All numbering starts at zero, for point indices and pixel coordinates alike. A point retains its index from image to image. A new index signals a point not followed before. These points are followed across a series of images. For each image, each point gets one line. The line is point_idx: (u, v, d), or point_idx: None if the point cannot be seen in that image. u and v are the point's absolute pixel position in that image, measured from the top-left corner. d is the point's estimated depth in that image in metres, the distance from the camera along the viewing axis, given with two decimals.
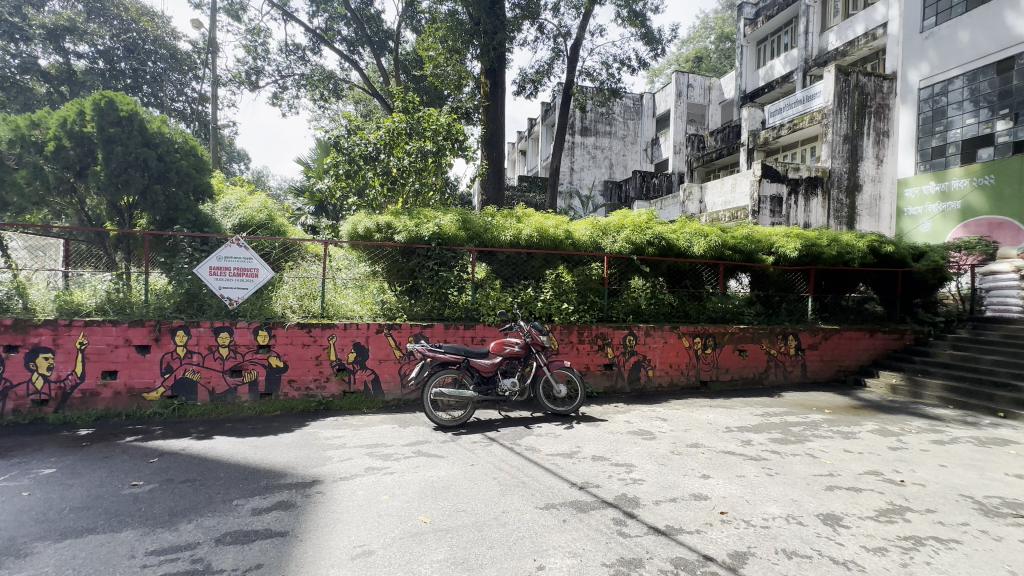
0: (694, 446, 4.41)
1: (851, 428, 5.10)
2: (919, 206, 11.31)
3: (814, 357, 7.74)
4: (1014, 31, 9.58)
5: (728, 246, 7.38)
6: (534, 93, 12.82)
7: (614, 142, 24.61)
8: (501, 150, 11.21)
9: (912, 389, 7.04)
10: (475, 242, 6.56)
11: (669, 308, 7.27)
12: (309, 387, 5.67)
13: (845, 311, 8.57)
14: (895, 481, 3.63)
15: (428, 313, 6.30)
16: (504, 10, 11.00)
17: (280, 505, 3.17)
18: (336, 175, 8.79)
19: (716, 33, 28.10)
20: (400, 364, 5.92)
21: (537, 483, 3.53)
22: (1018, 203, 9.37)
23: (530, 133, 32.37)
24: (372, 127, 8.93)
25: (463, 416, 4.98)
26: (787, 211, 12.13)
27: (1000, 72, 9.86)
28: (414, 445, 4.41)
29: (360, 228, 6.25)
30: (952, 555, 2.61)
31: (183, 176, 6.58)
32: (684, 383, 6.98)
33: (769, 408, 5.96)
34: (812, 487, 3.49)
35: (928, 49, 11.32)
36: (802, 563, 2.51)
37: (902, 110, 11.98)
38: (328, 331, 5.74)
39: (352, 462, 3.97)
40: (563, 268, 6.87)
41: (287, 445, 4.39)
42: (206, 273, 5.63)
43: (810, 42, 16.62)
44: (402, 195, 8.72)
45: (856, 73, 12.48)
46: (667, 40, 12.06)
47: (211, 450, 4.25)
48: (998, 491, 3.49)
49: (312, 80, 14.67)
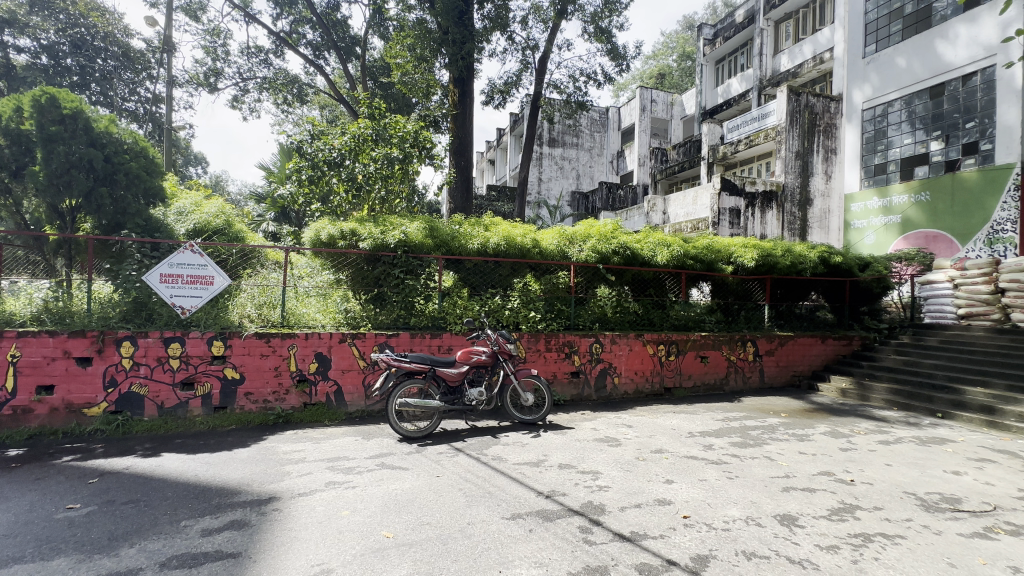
0: (658, 452, 4.48)
1: (805, 430, 5.33)
2: (864, 219, 12.01)
3: (771, 362, 8.04)
4: (945, 59, 10.42)
5: (689, 255, 7.57)
6: (502, 104, 12.94)
7: (581, 154, 25.10)
8: (469, 160, 11.20)
9: (860, 392, 7.38)
10: (442, 250, 6.46)
11: (635, 316, 7.41)
12: (267, 399, 5.44)
13: (799, 319, 8.94)
14: (846, 481, 3.80)
15: (393, 322, 6.19)
16: (473, 20, 11.09)
17: (233, 524, 3.01)
18: (299, 181, 8.61)
19: (677, 52, 29.20)
20: (365, 375, 5.78)
21: (503, 493, 3.49)
22: (952, 217, 10.13)
23: (498, 143, 32.64)
24: (337, 133, 8.76)
25: (428, 427, 4.90)
26: (744, 223, 12.70)
27: (933, 96, 10.68)
28: (378, 458, 4.29)
29: (324, 234, 6.10)
30: (898, 551, 2.73)
31: (132, 179, 6.22)
32: (648, 391, 7.11)
33: (730, 413, 6.15)
34: (770, 489, 3.59)
35: (870, 73, 12.08)
36: (761, 564, 2.57)
37: (848, 128, 12.73)
38: (288, 341, 5.53)
39: (312, 477, 3.81)
40: (530, 276, 6.88)
41: (242, 461, 4.18)
42: (155, 281, 5.34)
43: (764, 63, 17.51)
44: (368, 202, 8.61)
45: (806, 94, 13.20)
46: (631, 56, 12.40)
47: (158, 469, 3.99)
48: (937, 488, 3.71)
49: (275, 84, 14.29)
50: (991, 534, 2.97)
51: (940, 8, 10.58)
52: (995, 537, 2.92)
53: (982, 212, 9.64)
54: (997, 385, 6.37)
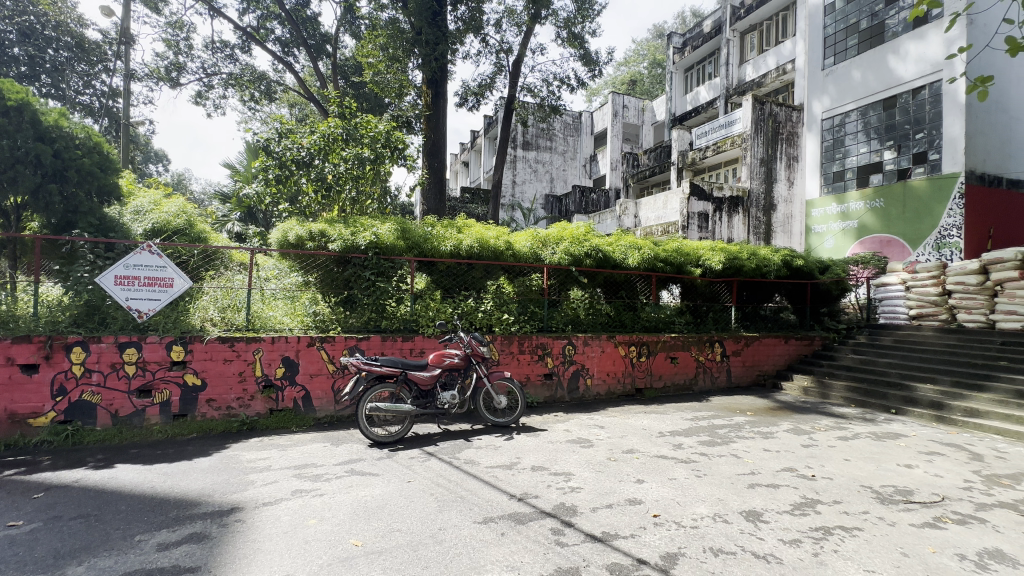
0: (629, 452, 4.54)
1: (769, 428, 5.50)
2: (824, 224, 12.51)
3: (737, 362, 8.28)
4: (896, 73, 11.00)
5: (659, 258, 7.72)
6: (476, 106, 12.93)
7: (555, 157, 25.32)
8: (442, 161, 11.12)
9: (820, 390, 7.69)
10: (415, 252, 6.37)
11: (607, 318, 7.49)
12: (230, 406, 5.24)
13: (764, 320, 9.23)
14: (807, 476, 3.94)
15: (364, 325, 6.05)
16: (446, 22, 11.05)
17: (192, 537, 2.88)
18: (265, 180, 8.37)
19: (648, 60, 29.86)
20: (334, 379, 5.65)
21: (475, 497, 3.46)
22: (904, 223, 10.67)
23: (472, 145, 32.56)
24: (305, 131, 8.55)
25: (400, 432, 4.81)
26: (712, 227, 13.05)
27: (886, 108, 11.25)
28: (347, 464, 4.18)
29: (291, 235, 5.96)
30: (855, 542, 2.84)
31: (84, 175, 5.90)
32: (620, 391, 7.21)
33: (698, 412, 6.28)
34: (736, 486, 3.69)
35: (829, 84, 12.63)
36: (727, 559, 2.63)
37: (808, 137, 13.25)
38: (253, 345, 5.35)
39: (277, 486, 3.69)
40: (503, 278, 6.88)
41: (202, 471, 4.01)
42: (110, 282, 5.06)
43: (730, 73, 18.07)
44: (338, 203, 8.46)
45: (769, 103, 13.69)
46: (604, 62, 12.57)
47: (110, 481, 3.79)
48: (891, 481, 3.88)
49: (241, 80, 13.86)
50: (940, 524, 3.13)
51: (892, 25, 11.15)
52: (944, 526, 3.08)
53: (929, 218, 10.22)
54: (945, 381, 6.74)
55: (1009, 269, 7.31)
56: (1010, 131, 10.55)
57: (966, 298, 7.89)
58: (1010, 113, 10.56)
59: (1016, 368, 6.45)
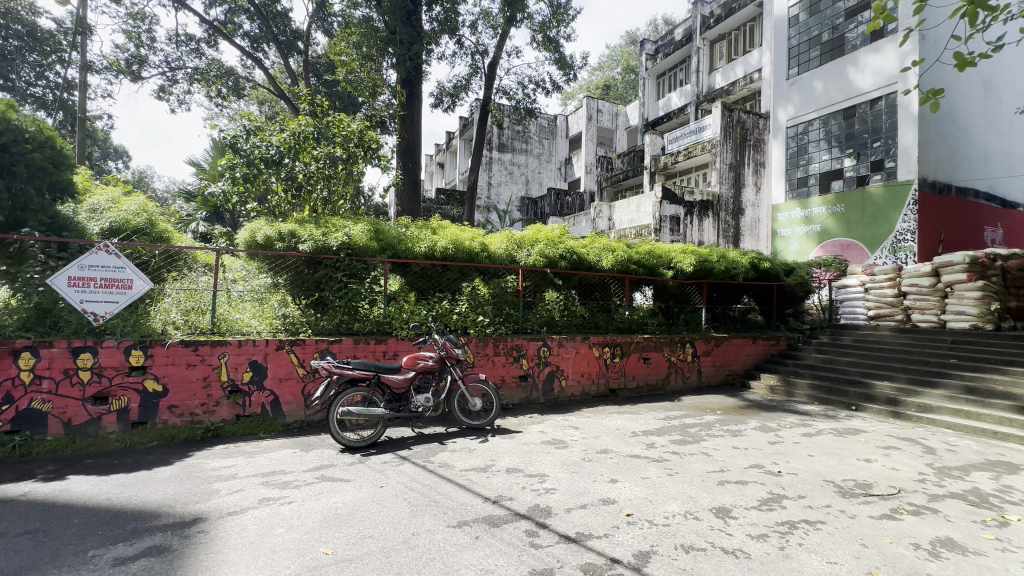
0: (603, 452, 4.58)
1: (738, 426, 5.65)
2: (789, 228, 12.94)
3: (708, 362, 8.47)
4: (855, 84, 11.50)
5: (632, 260, 7.84)
6: (451, 107, 12.85)
7: (530, 160, 25.41)
8: (417, 162, 11.00)
9: (786, 388, 7.95)
10: (388, 254, 6.29)
11: (581, 319, 7.57)
12: (194, 413, 5.05)
13: (733, 321, 9.48)
14: (774, 472, 4.06)
15: (336, 327, 5.93)
16: (421, 22, 10.95)
17: (151, 550, 2.75)
18: (232, 178, 8.09)
19: (622, 65, 30.38)
20: (304, 383, 5.51)
21: (450, 501, 3.42)
22: (863, 228, 11.16)
23: (447, 146, 32.38)
24: (275, 129, 8.33)
25: (372, 436, 4.72)
26: (684, 230, 13.35)
27: (846, 117, 11.75)
28: (317, 470, 4.08)
29: (259, 236, 5.81)
30: (819, 535, 2.94)
31: (34, 171, 5.52)
32: (595, 392, 7.27)
33: (670, 412, 6.40)
34: (707, 483, 3.77)
35: (793, 93, 13.11)
36: (698, 556, 2.68)
37: (774, 143, 13.71)
38: (219, 349, 5.17)
39: (243, 494, 3.57)
40: (479, 280, 6.85)
41: (163, 481, 3.84)
42: (63, 284, 4.81)
43: (701, 80, 18.54)
44: (309, 203, 8.27)
45: (737, 110, 14.13)
46: (579, 66, 12.70)
47: (62, 494, 3.58)
48: (852, 475, 4.04)
49: (207, 75, 13.39)
50: (897, 515, 3.27)
51: (852, 39, 11.66)
52: (900, 517, 3.22)
53: (886, 222, 10.73)
54: (901, 378, 7.09)
55: (958, 272, 7.73)
56: (958, 141, 11.17)
57: (920, 298, 8.32)
58: (958, 124, 11.18)
59: (964, 365, 6.85)
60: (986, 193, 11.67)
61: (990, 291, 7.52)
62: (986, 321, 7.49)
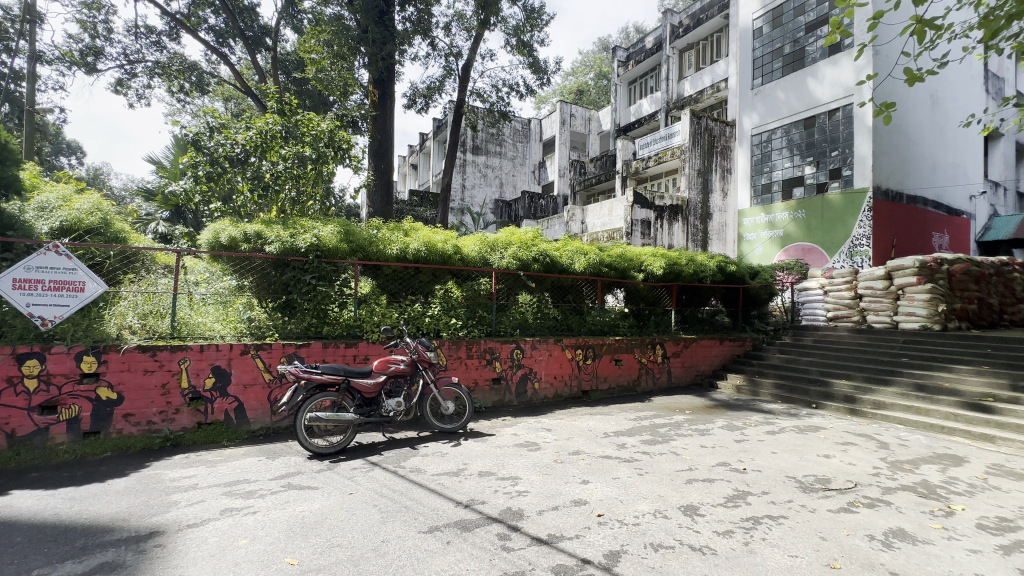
0: (575, 453, 4.62)
1: (706, 425, 5.79)
2: (754, 233, 13.38)
3: (677, 364, 8.66)
4: (815, 95, 12.00)
5: (604, 263, 7.96)
6: (424, 108, 12.76)
7: (504, 163, 25.44)
8: (389, 163, 10.86)
9: (751, 388, 8.20)
10: (359, 256, 6.18)
11: (554, 321, 7.62)
12: (152, 421, 4.82)
13: (701, 322, 9.71)
14: (739, 470, 4.18)
15: (303, 331, 5.78)
16: (394, 21, 10.83)
17: (104, 567, 2.61)
18: (194, 177, 7.77)
19: (594, 71, 30.84)
20: (270, 389, 5.35)
21: (421, 506, 3.38)
22: (822, 233, 11.66)
23: (420, 147, 32.11)
24: (240, 127, 8.08)
25: (341, 442, 4.62)
26: (654, 233, 13.64)
27: (806, 126, 12.25)
28: (283, 478, 3.96)
29: (224, 236, 5.60)
30: (780, 530, 3.04)
31: None
32: (567, 394, 7.33)
33: (641, 412, 6.51)
34: (676, 482, 3.85)
35: (757, 103, 13.57)
36: (666, 554, 2.73)
37: (739, 150, 14.15)
38: (179, 355, 4.96)
39: (204, 505, 3.43)
40: (451, 283, 6.81)
41: (117, 494, 3.65)
42: (6, 286, 4.47)
43: (670, 87, 19.01)
44: (276, 203, 8.06)
45: (705, 118, 14.53)
46: (552, 71, 12.82)
47: (4, 510, 3.36)
48: (812, 471, 4.19)
49: (169, 70, 12.87)
50: (854, 508, 3.41)
51: (811, 52, 12.17)
52: (856, 511, 3.36)
53: (843, 227, 11.25)
54: (857, 377, 7.39)
55: (909, 275, 8.17)
56: (909, 151, 11.80)
57: (875, 301, 8.76)
58: (909, 135, 11.81)
59: (915, 365, 7.19)
60: (934, 201, 12.37)
61: (938, 293, 7.93)
62: (935, 321, 7.89)
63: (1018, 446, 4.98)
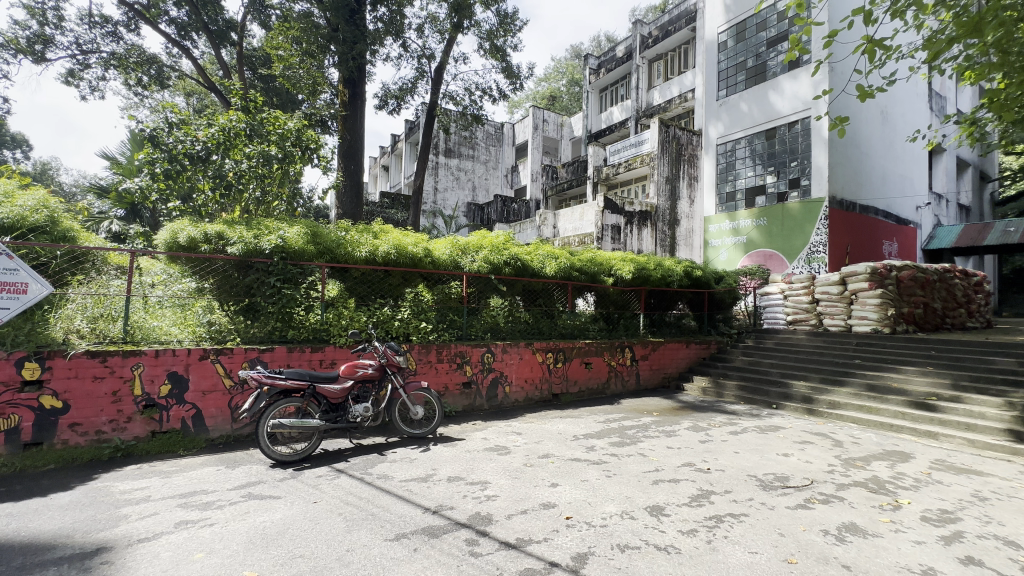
0: (544, 457, 4.64)
1: (672, 427, 5.91)
2: (719, 239, 13.80)
3: (645, 366, 8.82)
4: (776, 107, 12.51)
5: (575, 268, 8.09)
6: (396, 109, 12.63)
7: (477, 166, 25.46)
8: (359, 164, 10.69)
9: (716, 390, 8.43)
10: (327, 258, 6.05)
11: (525, 325, 7.65)
12: (101, 431, 4.56)
13: (669, 326, 9.90)
14: (704, 469, 4.28)
15: (268, 335, 5.60)
16: (365, 21, 10.68)
17: None
18: (151, 174, 7.42)
19: (567, 78, 31.27)
20: (231, 396, 5.15)
21: (388, 513, 3.32)
22: (783, 240, 12.13)
23: (392, 149, 31.73)
24: (202, 123, 7.79)
25: (306, 449, 4.50)
26: (624, 238, 13.91)
27: (768, 137, 12.75)
28: (243, 488, 3.82)
29: (182, 237, 5.32)
30: (741, 527, 3.13)
31: None
32: (537, 397, 7.35)
33: (610, 414, 6.60)
34: (643, 483, 3.91)
35: (722, 113, 14.04)
36: (632, 554, 2.77)
37: (705, 158, 14.59)
38: (132, 361, 4.72)
39: (157, 518, 3.27)
40: (422, 286, 6.72)
41: (60, 509, 3.43)
42: None
43: (640, 96, 19.45)
44: (240, 203, 7.80)
45: (673, 127, 14.91)
46: (525, 76, 12.91)
47: None
48: (773, 469, 4.35)
49: (126, 62, 12.30)
50: (810, 504, 3.55)
51: (772, 66, 12.70)
52: (812, 507, 3.50)
53: (802, 234, 11.76)
54: (814, 378, 7.73)
55: (861, 280, 8.62)
56: (862, 164, 12.45)
57: (830, 305, 9.20)
58: (861, 149, 12.46)
59: (867, 366, 7.57)
60: (884, 211, 13.08)
61: (888, 299, 8.43)
62: (885, 325, 8.37)
63: (958, 442, 5.33)
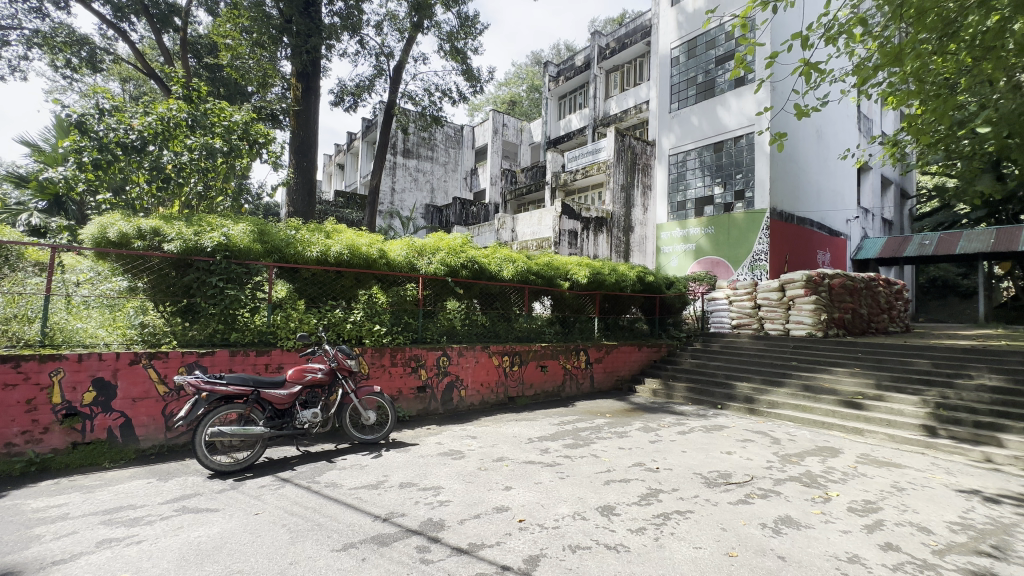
0: (499, 460, 4.63)
1: (624, 428, 6.07)
2: (671, 245, 14.33)
3: (599, 369, 9.00)
4: (723, 122, 13.17)
5: (531, 272, 8.16)
6: (353, 107, 12.31)
7: (436, 168, 25.24)
8: (313, 160, 10.31)
9: (666, 391, 8.72)
10: (274, 258, 5.78)
11: (482, 328, 7.61)
12: (12, 443, 4.14)
13: (622, 330, 10.10)
14: (653, 469, 4.41)
15: (208, 338, 5.29)
16: (320, 14, 10.37)
17: None
18: (78, 164, 6.82)
19: (527, 84, 31.62)
20: (165, 402, 4.82)
21: (336, 523, 3.20)
22: (729, 248, 12.76)
23: (348, 147, 30.92)
24: (138, 111, 7.26)
25: (248, 458, 4.27)
26: (580, 244, 14.20)
27: (716, 150, 13.37)
28: (176, 502, 3.57)
29: (112, 232, 4.94)
30: (687, 524, 3.24)
31: None
32: (492, 400, 7.35)
33: (564, 417, 6.69)
34: (595, 484, 3.98)
35: (674, 125, 14.61)
36: (583, 554, 2.81)
37: (659, 168, 15.10)
38: (50, 366, 4.32)
39: (76, 538, 2.99)
40: (376, 288, 6.52)
41: None
42: None
43: (597, 105, 19.92)
44: (180, 197, 7.36)
45: (628, 136, 15.33)
46: (485, 80, 12.92)
47: None
48: (717, 466, 4.54)
49: (52, 41, 11.29)
50: (750, 499, 3.74)
51: (720, 83, 13.36)
52: (752, 501, 3.68)
53: (745, 243, 12.41)
54: (756, 379, 8.15)
55: (799, 287, 9.23)
56: (800, 178, 13.30)
57: (771, 310, 9.77)
58: (799, 164, 13.33)
59: (803, 367, 8.08)
60: (819, 223, 14.03)
61: (821, 304, 9.03)
62: (818, 329, 8.97)
63: (880, 437, 5.78)
